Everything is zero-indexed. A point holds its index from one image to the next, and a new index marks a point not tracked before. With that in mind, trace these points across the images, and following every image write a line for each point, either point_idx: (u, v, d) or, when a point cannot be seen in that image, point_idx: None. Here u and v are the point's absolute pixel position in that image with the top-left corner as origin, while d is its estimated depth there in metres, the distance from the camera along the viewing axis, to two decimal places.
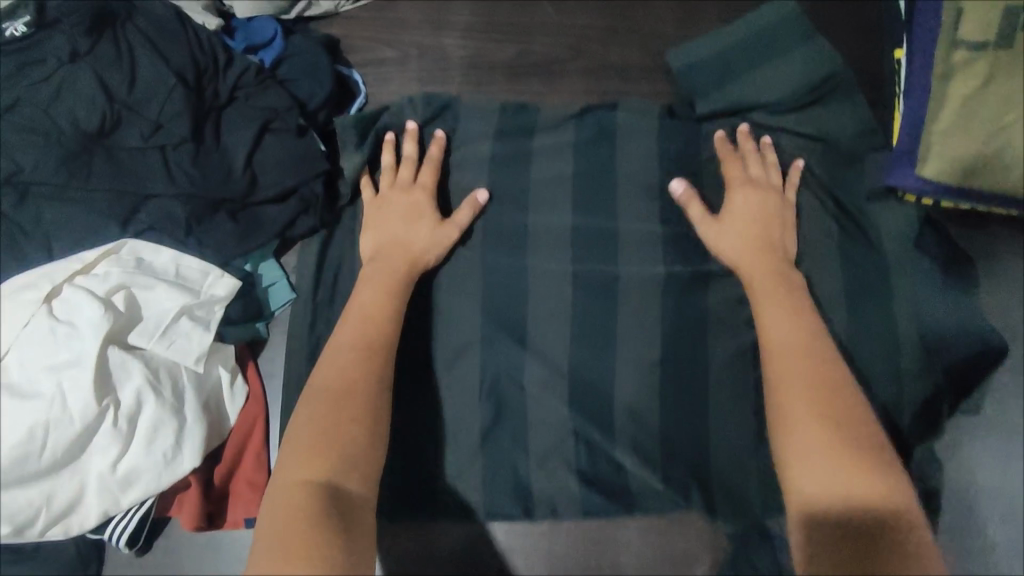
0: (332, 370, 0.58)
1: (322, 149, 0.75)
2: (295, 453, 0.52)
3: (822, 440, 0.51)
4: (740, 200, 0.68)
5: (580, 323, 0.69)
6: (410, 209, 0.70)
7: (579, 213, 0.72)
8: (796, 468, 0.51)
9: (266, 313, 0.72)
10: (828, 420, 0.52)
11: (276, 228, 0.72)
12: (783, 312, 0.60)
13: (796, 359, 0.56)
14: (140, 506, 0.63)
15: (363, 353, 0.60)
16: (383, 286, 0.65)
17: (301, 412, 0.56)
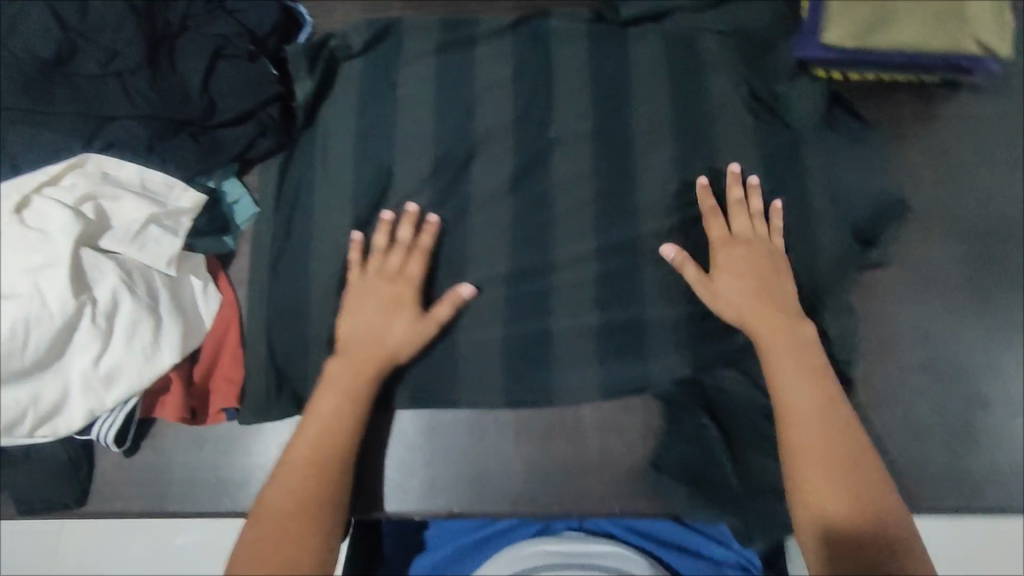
0: (326, 414, 0.64)
1: (274, 73, 0.79)
2: (265, 513, 0.59)
3: (827, 466, 0.58)
4: (723, 259, 0.69)
5: (524, 211, 0.75)
6: (374, 292, 0.69)
7: (519, 114, 0.78)
8: (806, 503, 0.58)
9: (233, 227, 0.76)
10: (835, 485, 0.58)
11: (236, 148, 0.76)
12: (798, 383, 0.63)
13: (807, 385, 0.62)
14: (126, 405, 0.66)
15: (331, 427, 0.64)
16: (348, 394, 0.65)
17: (285, 458, 0.63)
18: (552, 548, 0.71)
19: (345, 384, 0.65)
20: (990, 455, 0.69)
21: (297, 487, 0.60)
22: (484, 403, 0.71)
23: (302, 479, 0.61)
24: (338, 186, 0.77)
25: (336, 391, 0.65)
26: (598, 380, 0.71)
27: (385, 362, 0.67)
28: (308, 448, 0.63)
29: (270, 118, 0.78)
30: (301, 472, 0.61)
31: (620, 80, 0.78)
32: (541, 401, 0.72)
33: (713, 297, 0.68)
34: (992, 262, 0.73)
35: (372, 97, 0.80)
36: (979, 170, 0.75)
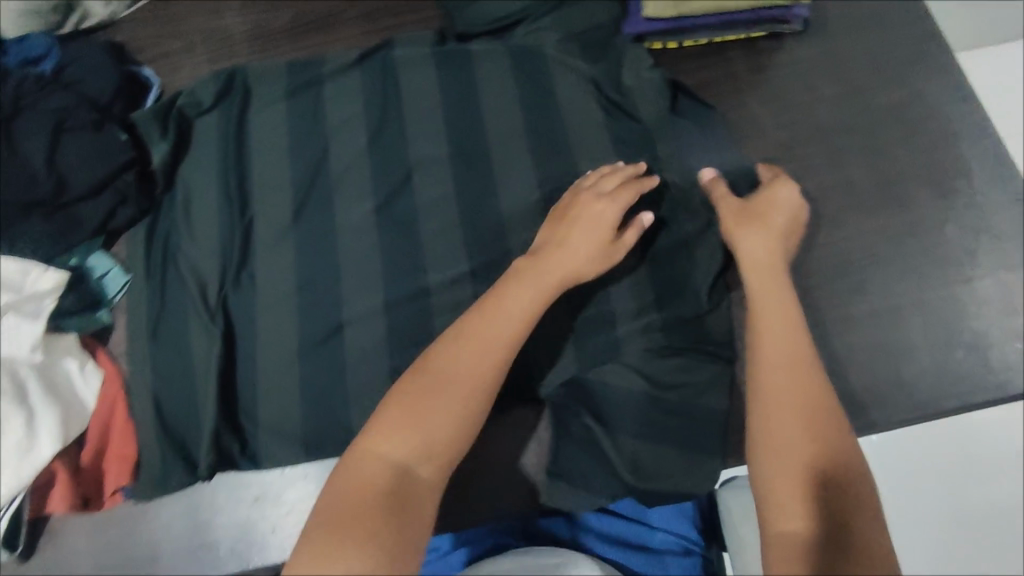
0: (487, 347, 0.57)
1: (124, 138, 0.78)
2: (341, 494, 0.50)
3: (794, 412, 0.52)
4: (748, 231, 0.63)
5: (396, 229, 0.76)
6: (598, 219, 0.66)
7: (377, 137, 0.79)
8: (770, 445, 0.51)
9: (105, 299, 0.74)
10: (809, 429, 0.51)
11: (95, 220, 0.74)
12: (776, 327, 0.57)
13: (790, 341, 0.56)
14: (11, 503, 0.64)
15: (497, 350, 0.57)
16: (477, 342, 0.57)
17: (423, 395, 0.54)
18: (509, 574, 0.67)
19: (532, 297, 0.60)
20: (881, 381, 0.68)
21: (426, 443, 0.52)
22: None
23: (449, 417, 0.54)
24: (208, 239, 0.76)
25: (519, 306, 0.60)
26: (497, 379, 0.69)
27: (570, 278, 0.63)
28: (463, 377, 0.55)
29: (127, 184, 0.77)
30: (413, 415, 0.53)
31: (467, 87, 0.80)
32: None
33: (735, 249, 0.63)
34: (841, 191, 0.75)
35: (229, 145, 0.80)
36: (812, 108, 0.79)
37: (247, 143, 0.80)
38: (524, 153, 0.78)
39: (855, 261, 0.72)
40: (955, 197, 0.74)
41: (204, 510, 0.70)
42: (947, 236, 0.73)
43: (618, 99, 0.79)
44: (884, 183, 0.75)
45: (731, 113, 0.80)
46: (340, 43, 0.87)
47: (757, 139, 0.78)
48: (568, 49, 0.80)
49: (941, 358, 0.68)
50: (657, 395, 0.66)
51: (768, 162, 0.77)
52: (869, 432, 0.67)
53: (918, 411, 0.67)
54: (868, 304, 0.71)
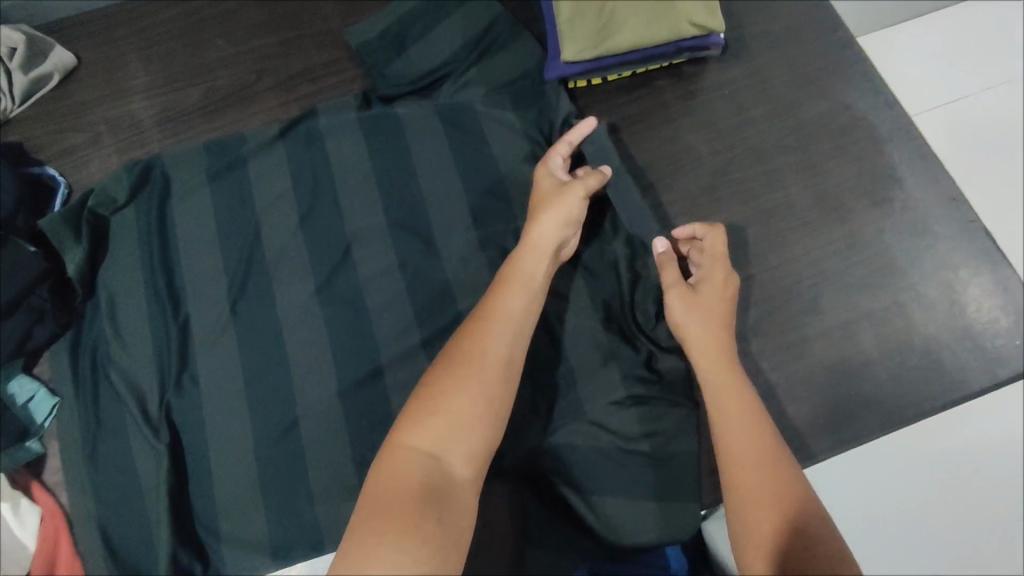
0: (497, 341, 0.57)
1: (33, 250, 0.72)
2: (384, 491, 0.48)
3: (764, 490, 0.53)
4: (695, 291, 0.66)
5: (341, 307, 0.73)
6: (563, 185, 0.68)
7: (311, 213, 0.76)
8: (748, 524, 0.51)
9: (35, 428, 0.69)
10: (778, 505, 0.51)
11: (10, 344, 0.69)
12: (733, 408, 0.58)
13: (737, 407, 0.58)
14: None
15: (507, 341, 0.57)
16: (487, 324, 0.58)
17: (444, 381, 0.54)
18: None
19: (528, 291, 0.61)
20: (844, 398, 0.69)
21: (456, 434, 0.51)
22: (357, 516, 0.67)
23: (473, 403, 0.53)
24: (144, 344, 0.72)
25: (521, 296, 0.60)
26: None
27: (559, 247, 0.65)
28: (483, 358, 0.55)
29: (42, 299, 0.72)
30: (441, 397, 0.53)
31: (398, 149, 0.78)
32: None
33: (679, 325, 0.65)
34: (781, 211, 0.76)
35: (153, 241, 0.76)
36: (743, 131, 0.79)
37: (173, 237, 0.76)
38: (463, 211, 0.76)
39: (803, 280, 0.73)
40: (889, 204, 0.75)
41: None
42: (887, 243, 0.74)
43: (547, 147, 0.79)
44: (821, 198, 0.76)
45: (665, 144, 0.80)
46: (256, 115, 0.84)
47: (693, 166, 0.78)
48: (496, 102, 0.80)
49: (897, 366, 0.69)
50: (628, 446, 0.66)
51: (707, 189, 0.77)
52: (839, 451, 0.68)
53: (884, 422, 0.68)
54: (823, 322, 0.71)
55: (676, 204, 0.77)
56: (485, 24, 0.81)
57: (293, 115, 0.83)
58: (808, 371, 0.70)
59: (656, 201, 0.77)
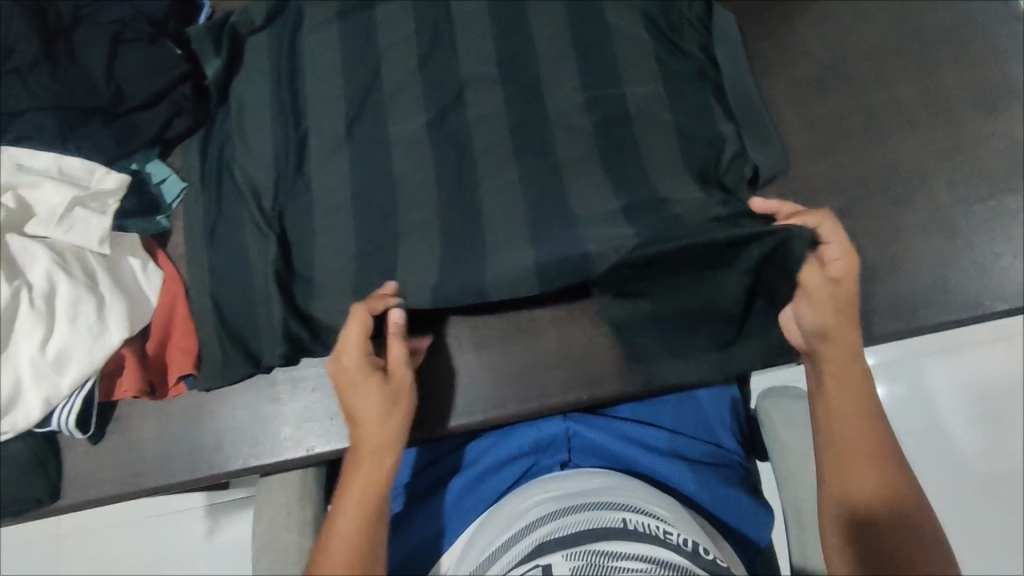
0: (357, 494, 0.58)
1: (179, 52, 0.80)
2: (349, 550, 0.56)
3: (862, 475, 0.56)
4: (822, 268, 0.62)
5: (449, 140, 0.77)
6: (359, 390, 0.62)
7: (432, 49, 0.79)
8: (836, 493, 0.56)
9: (164, 206, 0.76)
10: (866, 492, 0.55)
11: (151, 130, 0.76)
12: (852, 401, 0.59)
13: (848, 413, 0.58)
14: (84, 388, 0.65)
15: (367, 481, 0.59)
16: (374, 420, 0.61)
17: (348, 485, 0.60)
18: (550, 495, 0.66)
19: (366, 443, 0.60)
20: (930, 286, 0.69)
21: (358, 534, 0.57)
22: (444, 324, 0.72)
23: (361, 498, 0.58)
24: (267, 150, 0.77)
25: (376, 437, 0.61)
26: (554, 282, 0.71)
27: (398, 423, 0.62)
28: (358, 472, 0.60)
29: (183, 98, 0.79)
30: (342, 507, 0.58)
31: (520, 7, 0.80)
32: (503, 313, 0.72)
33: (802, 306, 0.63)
34: (888, 108, 0.76)
35: (285, 62, 0.80)
36: (862, 32, 0.80)
37: (300, 61, 0.80)
38: (576, 69, 0.78)
39: (899, 173, 0.74)
40: (1005, 114, 0.75)
41: (266, 404, 0.71)
42: (996, 150, 0.73)
43: (665, 21, 0.79)
44: (929, 100, 0.76)
45: (777, 36, 0.81)
46: None
47: (803, 58, 0.79)
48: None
49: (990, 264, 0.69)
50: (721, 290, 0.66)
51: (815, 81, 0.78)
52: (918, 334, 0.68)
53: (967, 312, 0.68)
54: (918, 215, 0.72)
55: (778, 91, 0.79)
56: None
57: None
58: (896, 256, 0.70)
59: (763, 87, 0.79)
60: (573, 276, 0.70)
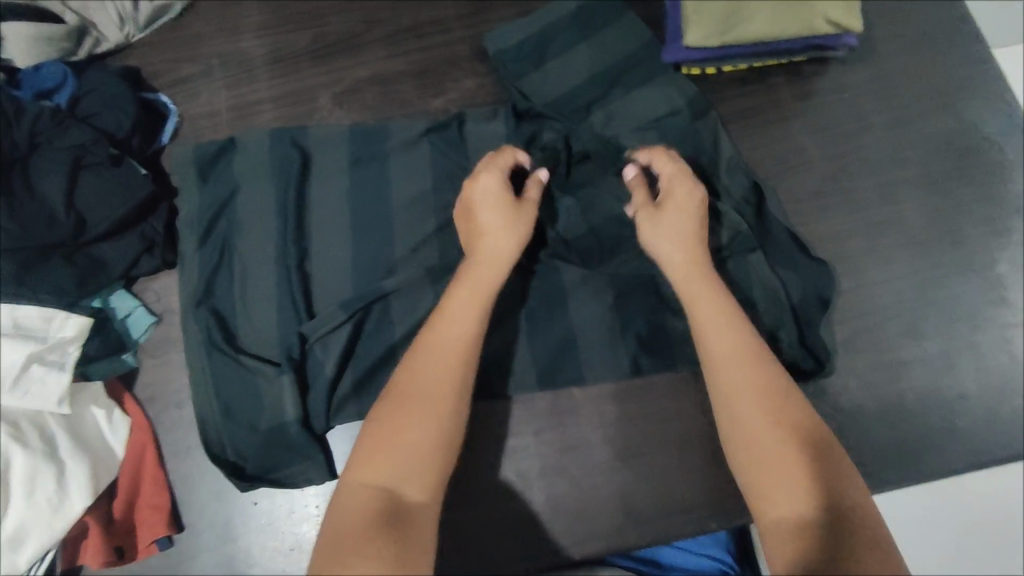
0: (459, 325, 0.57)
1: (144, 173, 0.76)
2: (405, 412, 0.52)
3: (786, 460, 0.49)
4: (673, 217, 0.62)
5: (434, 267, 0.71)
6: (496, 226, 0.62)
7: (416, 166, 0.75)
8: (770, 503, 0.48)
9: (131, 343, 0.72)
10: (801, 468, 0.48)
11: (119, 265, 0.72)
12: (750, 390, 0.52)
13: (771, 438, 0.50)
14: (43, 560, 0.62)
15: (464, 342, 0.56)
16: (474, 296, 0.59)
17: (422, 346, 0.56)
18: None
19: (477, 299, 0.59)
20: (932, 426, 0.67)
21: (429, 380, 0.53)
22: None
23: (434, 367, 0.54)
24: (256, 294, 0.71)
25: (463, 332, 0.57)
26: (549, 425, 0.68)
27: (499, 277, 0.61)
28: (445, 345, 0.56)
29: (153, 230, 0.75)
30: (413, 389, 0.53)
31: (528, 139, 0.75)
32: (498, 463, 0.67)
33: (655, 231, 0.62)
34: (890, 225, 0.72)
35: (275, 202, 0.73)
36: (862, 140, 0.76)
37: (300, 208, 0.73)
38: (578, 193, 0.73)
39: (905, 301, 0.70)
40: (1005, 233, 0.72)
41: (240, 564, 0.67)
42: (1000, 273, 0.71)
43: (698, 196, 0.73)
44: (935, 219, 0.72)
45: (777, 144, 0.76)
46: (363, 64, 0.83)
47: (807, 169, 0.75)
48: (652, 130, 0.75)
49: (994, 402, 0.67)
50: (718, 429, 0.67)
51: (820, 195, 0.74)
52: (924, 480, 0.66)
53: (970, 458, 0.66)
54: (920, 348, 0.69)
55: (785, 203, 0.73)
56: (615, 39, 0.78)
57: (402, 70, 0.82)
58: (899, 396, 0.67)
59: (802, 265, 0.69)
60: (574, 404, 0.68)
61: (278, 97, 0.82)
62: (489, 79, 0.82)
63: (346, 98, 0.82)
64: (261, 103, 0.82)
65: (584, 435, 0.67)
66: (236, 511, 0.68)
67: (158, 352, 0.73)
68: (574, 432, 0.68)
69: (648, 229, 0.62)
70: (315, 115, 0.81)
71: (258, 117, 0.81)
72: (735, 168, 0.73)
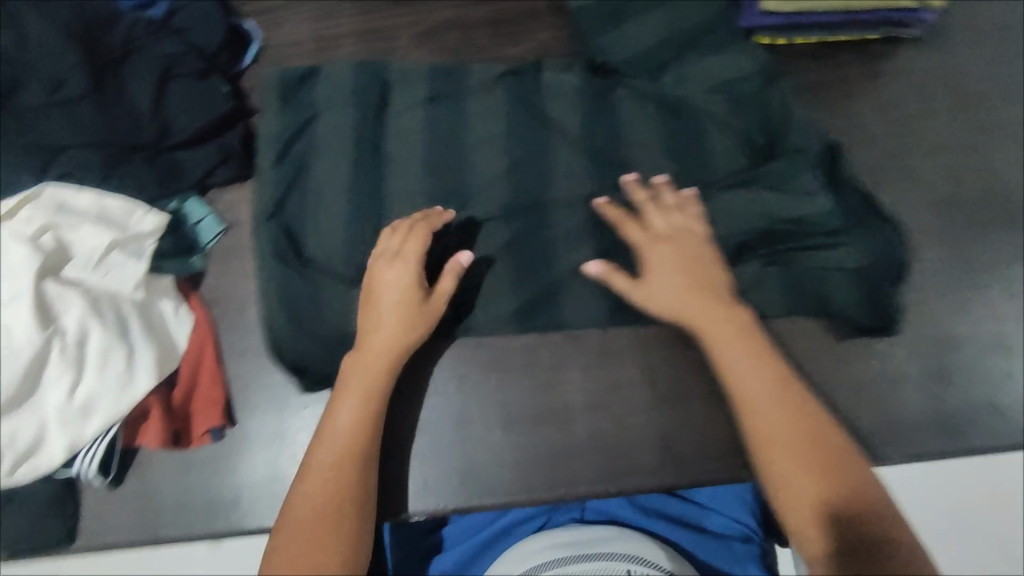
0: (351, 412, 0.62)
1: (226, 90, 0.77)
2: (306, 518, 0.57)
3: (802, 459, 0.56)
4: (652, 247, 0.67)
5: (499, 203, 0.73)
6: (410, 323, 0.64)
7: (491, 104, 0.76)
8: (791, 493, 0.56)
9: (199, 247, 0.75)
10: (814, 460, 0.56)
11: (194, 174, 0.75)
12: (766, 395, 0.60)
13: (791, 436, 0.58)
14: (106, 436, 0.65)
15: (358, 437, 0.61)
16: (362, 391, 0.62)
17: (321, 447, 0.61)
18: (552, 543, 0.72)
19: (369, 394, 0.62)
20: (976, 403, 0.67)
21: (324, 484, 0.59)
22: (482, 401, 0.69)
23: (330, 467, 0.59)
24: (324, 213, 0.73)
25: (352, 430, 0.61)
26: (595, 366, 0.70)
27: (393, 366, 0.64)
28: (337, 443, 0.60)
29: (230, 144, 0.77)
30: (319, 489, 0.58)
31: (600, 92, 0.77)
32: (544, 394, 0.70)
33: (648, 242, 0.67)
34: (953, 207, 0.73)
35: (350, 128, 0.75)
36: (928, 123, 0.76)
37: (372, 136, 0.75)
38: (644, 148, 0.75)
39: (961, 280, 0.70)
40: None
41: (287, 464, 0.70)
42: None
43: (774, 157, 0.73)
44: (998, 205, 0.73)
45: (844, 119, 0.77)
46: (444, 9, 0.85)
47: (873, 146, 0.76)
48: (721, 96, 0.76)
49: None
50: None
51: (884, 172, 0.74)
52: (964, 455, 0.67)
53: (1007, 438, 0.67)
54: (972, 327, 0.69)
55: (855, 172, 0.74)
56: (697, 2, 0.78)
57: (480, 18, 0.84)
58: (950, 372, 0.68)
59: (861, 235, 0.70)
60: (620, 348, 0.71)
61: (359, 33, 0.85)
62: (563, 34, 0.84)
63: (424, 41, 0.84)
64: (341, 37, 0.85)
65: (628, 377, 0.70)
66: (287, 414, 0.71)
67: (224, 260, 0.76)
68: (618, 374, 0.70)
69: (653, 254, 0.66)
70: (393, 53, 0.84)
71: (339, 51, 0.84)
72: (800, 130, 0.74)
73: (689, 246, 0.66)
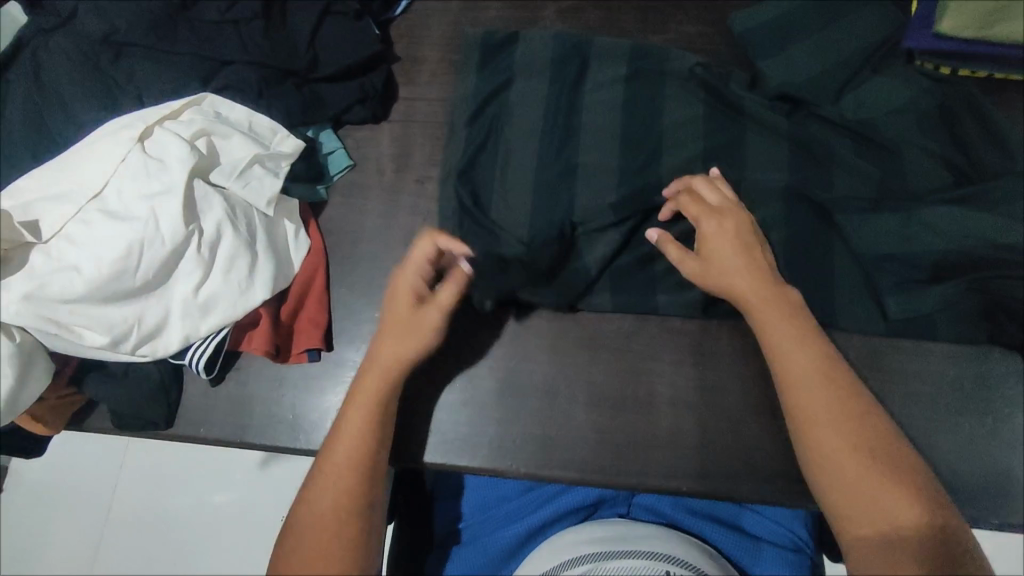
0: (354, 432, 0.60)
1: (377, 33, 0.80)
2: (310, 540, 0.55)
3: (870, 469, 0.54)
4: (725, 230, 0.65)
5: (620, 185, 0.73)
6: (389, 360, 0.63)
7: (628, 87, 0.76)
8: (857, 515, 0.53)
9: (326, 177, 0.79)
10: (882, 470, 0.54)
11: (335, 107, 0.78)
12: (827, 401, 0.57)
13: (853, 448, 0.55)
14: (218, 334, 0.69)
15: (363, 459, 0.59)
16: (365, 418, 0.61)
17: (326, 465, 0.59)
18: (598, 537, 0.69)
19: (366, 418, 0.61)
20: None
21: (333, 502, 0.57)
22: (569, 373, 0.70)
23: (336, 487, 0.58)
24: (450, 166, 0.75)
25: (356, 450, 0.60)
26: (687, 362, 0.70)
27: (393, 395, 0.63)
28: (345, 465, 0.59)
29: (371, 85, 0.80)
30: (327, 510, 0.57)
31: (742, 92, 0.75)
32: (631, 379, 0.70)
33: (716, 227, 0.65)
34: None
35: (488, 89, 0.77)
36: None
37: (508, 99, 0.77)
38: (776, 156, 0.73)
39: None
40: None
41: None
42: None
43: (915, 197, 0.71)
44: None
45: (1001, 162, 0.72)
46: None
47: None
48: (866, 119, 0.74)
49: None
50: None
51: None
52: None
53: None
54: None
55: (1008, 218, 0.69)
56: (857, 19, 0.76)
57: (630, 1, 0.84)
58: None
59: (989, 285, 0.68)
60: (716, 350, 0.70)
61: None
62: (711, 29, 0.82)
63: (570, 15, 0.84)
64: None
65: (720, 380, 0.69)
66: None
67: (346, 194, 0.80)
68: (710, 375, 0.69)
69: (712, 235, 0.65)
70: (537, 23, 0.85)
71: (485, 13, 0.86)
72: (942, 168, 0.72)
73: (745, 238, 0.65)
